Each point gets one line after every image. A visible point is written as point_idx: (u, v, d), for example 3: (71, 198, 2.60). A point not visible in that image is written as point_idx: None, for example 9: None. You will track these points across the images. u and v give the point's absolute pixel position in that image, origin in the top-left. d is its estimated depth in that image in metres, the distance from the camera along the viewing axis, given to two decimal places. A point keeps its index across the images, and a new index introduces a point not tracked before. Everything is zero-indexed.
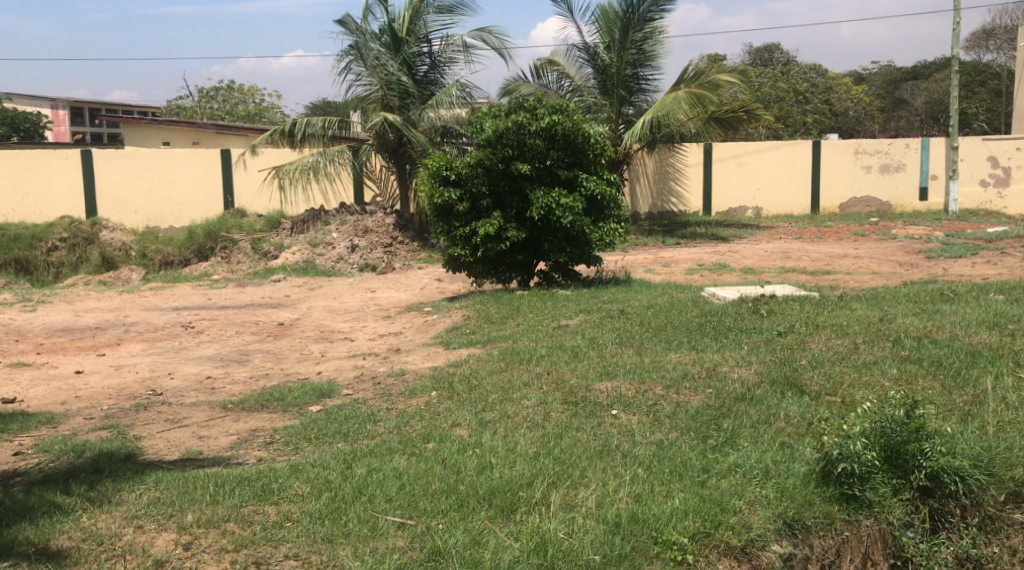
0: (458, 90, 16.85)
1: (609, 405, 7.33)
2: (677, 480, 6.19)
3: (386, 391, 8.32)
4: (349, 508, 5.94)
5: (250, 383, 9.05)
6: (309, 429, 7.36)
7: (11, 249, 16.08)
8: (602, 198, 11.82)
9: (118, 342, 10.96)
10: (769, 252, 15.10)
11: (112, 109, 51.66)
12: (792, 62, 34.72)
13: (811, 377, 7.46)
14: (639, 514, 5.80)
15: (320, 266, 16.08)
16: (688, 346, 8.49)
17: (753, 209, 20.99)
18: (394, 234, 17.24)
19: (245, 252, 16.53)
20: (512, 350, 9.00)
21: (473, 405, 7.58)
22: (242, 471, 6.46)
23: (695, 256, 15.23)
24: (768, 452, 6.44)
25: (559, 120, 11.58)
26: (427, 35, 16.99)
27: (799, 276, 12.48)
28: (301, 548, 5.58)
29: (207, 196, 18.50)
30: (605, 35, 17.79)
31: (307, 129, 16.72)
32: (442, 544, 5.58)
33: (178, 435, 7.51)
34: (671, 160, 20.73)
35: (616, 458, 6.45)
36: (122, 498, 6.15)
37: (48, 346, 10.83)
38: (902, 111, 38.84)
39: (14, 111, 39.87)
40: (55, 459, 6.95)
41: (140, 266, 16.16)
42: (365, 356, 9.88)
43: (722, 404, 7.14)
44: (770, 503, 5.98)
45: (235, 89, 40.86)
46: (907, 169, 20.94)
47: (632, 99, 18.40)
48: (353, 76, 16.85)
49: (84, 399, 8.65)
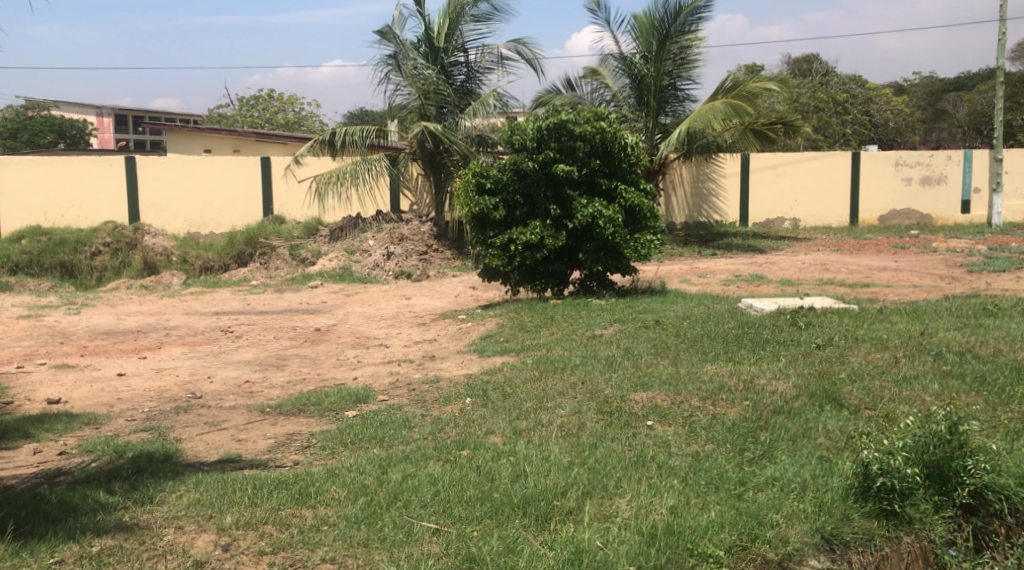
0: (494, 100, 16.91)
1: (644, 416, 7.30)
2: (713, 492, 6.16)
3: (420, 397, 8.37)
4: (384, 513, 5.96)
5: (288, 387, 9.14)
6: (345, 433, 7.41)
7: (56, 253, 16.27)
8: (640, 209, 11.81)
9: (160, 345, 11.09)
10: (808, 264, 15.04)
11: (157, 116, 52.60)
12: (832, 73, 34.43)
13: (850, 391, 7.39)
14: (674, 526, 5.77)
15: (356, 272, 16.18)
16: (725, 357, 8.46)
17: (790, 220, 20.85)
18: (429, 242, 17.30)
19: (283, 259, 16.64)
20: (547, 359, 9.01)
21: (508, 412, 7.60)
22: (280, 474, 6.52)
23: (733, 267, 15.20)
24: (806, 466, 6.40)
25: (602, 128, 11.65)
26: (464, 45, 17.13)
27: (838, 288, 12.43)
28: (338, 552, 5.61)
29: (248, 202, 18.70)
30: (642, 44, 17.72)
31: (346, 138, 16.87)
32: (476, 551, 5.59)
33: (217, 438, 7.59)
34: (706, 169, 20.66)
35: (651, 469, 6.43)
36: (163, 498, 6.22)
37: (91, 348, 10.98)
38: (943, 122, 38.55)
39: (61, 119, 40.80)
40: (98, 459, 7.04)
41: (181, 272, 16.35)
42: (400, 362, 9.93)
43: (759, 417, 7.11)
44: (807, 517, 5.94)
45: (274, 98, 41.27)
46: (948, 182, 20.83)
47: (668, 108, 18.38)
48: (392, 86, 16.97)
49: (127, 401, 8.75)
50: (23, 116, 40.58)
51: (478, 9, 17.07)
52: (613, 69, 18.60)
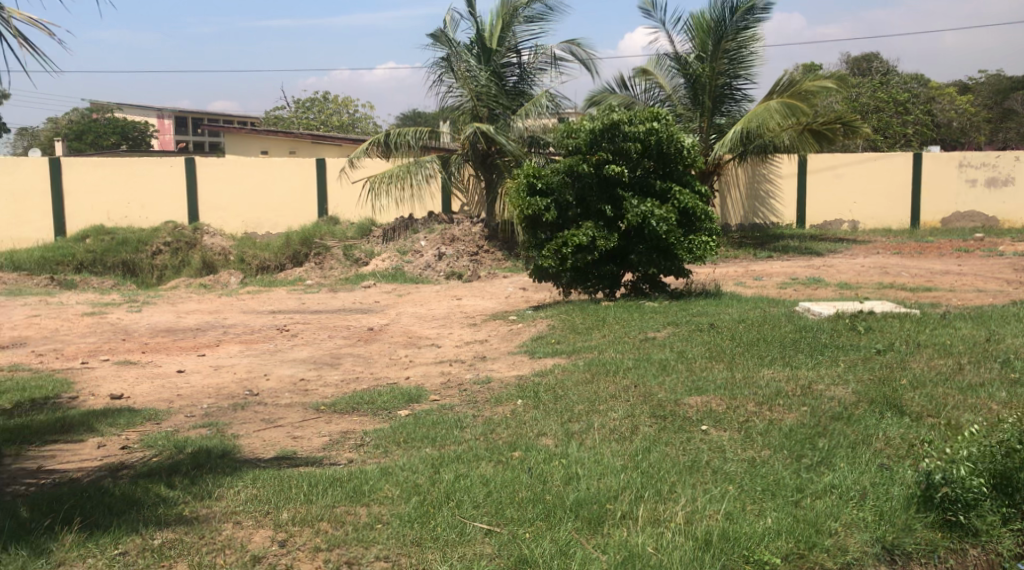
0: (547, 100, 16.82)
1: (698, 420, 7.20)
2: (770, 498, 6.06)
3: (472, 398, 8.35)
4: (437, 512, 5.94)
5: (342, 386, 9.18)
6: (398, 433, 7.41)
7: (118, 252, 16.54)
8: (695, 211, 11.69)
9: (218, 343, 11.21)
10: (867, 267, 14.78)
11: (215, 118, 53.38)
12: (893, 72, 33.84)
13: (912, 398, 7.22)
14: (730, 532, 5.67)
15: (408, 272, 16.23)
16: (782, 361, 8.33)
17: (849, 222, 20.52)
18: (480, 243, 17.31)
19: (337, 259, 16.75)
20: (599, 361, 8.94)
21: (559, 415, 7.55)
22: (334, 472, 6.54)
23: (789, 269, 14.99)
24: (865, 474, 6.27)
25: (657, 130, 11.55)
26: (517, 45, 17.09)
27: (898, 292, 12.18)
28: (392, 550, 5.60)
29: (304, 203, 18.87)
30: (697, 44, 17.59)
31: (399, 139, 16.95)
32: (529, 553, 5.54)
33: (273, 435, 7.63)
34: (762, 170, 20.41)
35: (707, 475, 6.35)
36: (221, 493, 6.26)
37: (152, 345, 11.13)
38: (1009, 123, 37.71)
39: (123, 121, 41.53)
40: (158, 454, 7.11)
41: (238, 270, 16.55)
42: (452, 362, 9.93)
43: (818, 423, 6.98)
44: (867, 525, 5.81)
45: (329, 100, 41.61)
46: (1015, 184, 20.40)
47: (723, 108, 18.20)
48: (444, 87, 17.00)
49: (187, 397, 8.85)
50: (88, 118, 41.43)
51: (531, 10, 17.04)
52: (666, 68, 18.45)
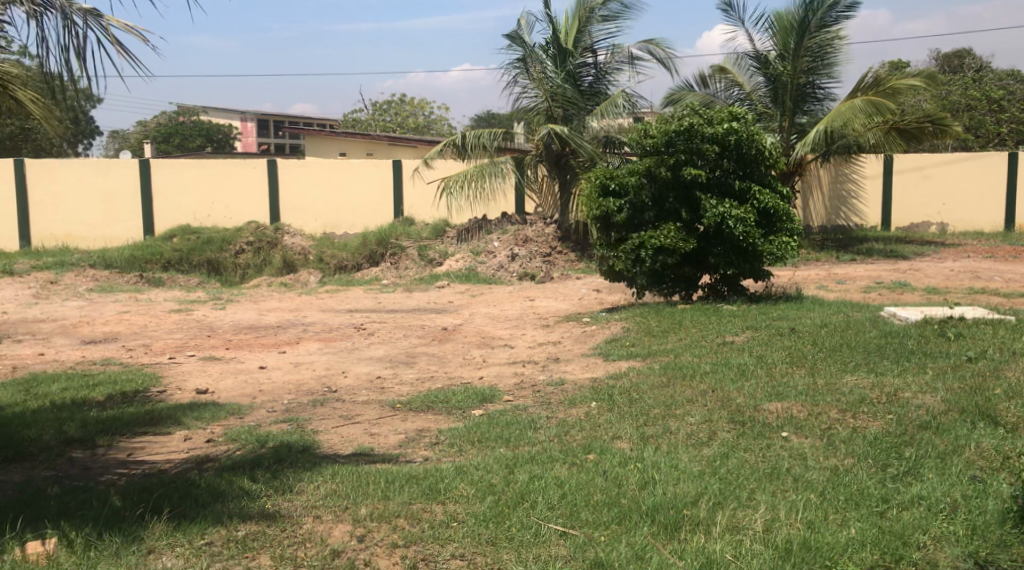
0: (623, 100, 16.57)
1: (779, 427, 6.99)
2: (854, 508, 5.84)
3: (546, 399, 8.24)
4: (512, 513, 5.84)
5: (418, 384, 9.15)
6: (472, 432, 7.34)
7: (203, 251, 16.82)
8: (775, 211, 11.43)
9: (298, 340, 11.29)
10: (956, 271, 14.29)
11: (294, 121, 54.17)
12: (984, 69, 32.83)
13: (1006, 408, 6.91)
14: (812, 542, 5.46)
15: (482, 273, 16.19)
16: (866, 368, 8.06)
17: (938, 224, 19.95)
18: (553, 244, 17.20)
19: (412, 259, 16.78)
20: (675, 365, 8.76)
21: (635, 418, 7.40)
22: (409, 470, 6.49)
23: (873, 273, 14.58)
24: (956, 486, 6.00)
25: (736, 130, 11.33)
26: (593, 45, 16.92)
27: (990, 297, 11.74)
28: (467, 549, 5.50)
29: (381, 202, 18.95)
30: (779, 42, 17.27)
31: (474, 141, 16.93)
32: (605, 556, 5.40)
33: (350, 432, 7.62)
34: (846, 171, 19.99)
35: (787, 482, 6.15)
36: (302, 487, 6.25)
37: (234, 342, 11.26)
38: None
39: (207, 124, 42.37)
40: (241, 448, 7.15)
41: (317, 270, 16.74)
42: (525, 363, 9.85)
43: (904, 431, 6.73)
44: (959, 539, 5.53)
45: (406, 102, 41.90)
46: None
47: (805, 107, 17.77)
48: (519, 88, 16.93)
49: (268, 393, 8.90)
50: (175, 121, 42.37)
51: (606, 9, 16.85)
52: (745, 67, 18.13)
